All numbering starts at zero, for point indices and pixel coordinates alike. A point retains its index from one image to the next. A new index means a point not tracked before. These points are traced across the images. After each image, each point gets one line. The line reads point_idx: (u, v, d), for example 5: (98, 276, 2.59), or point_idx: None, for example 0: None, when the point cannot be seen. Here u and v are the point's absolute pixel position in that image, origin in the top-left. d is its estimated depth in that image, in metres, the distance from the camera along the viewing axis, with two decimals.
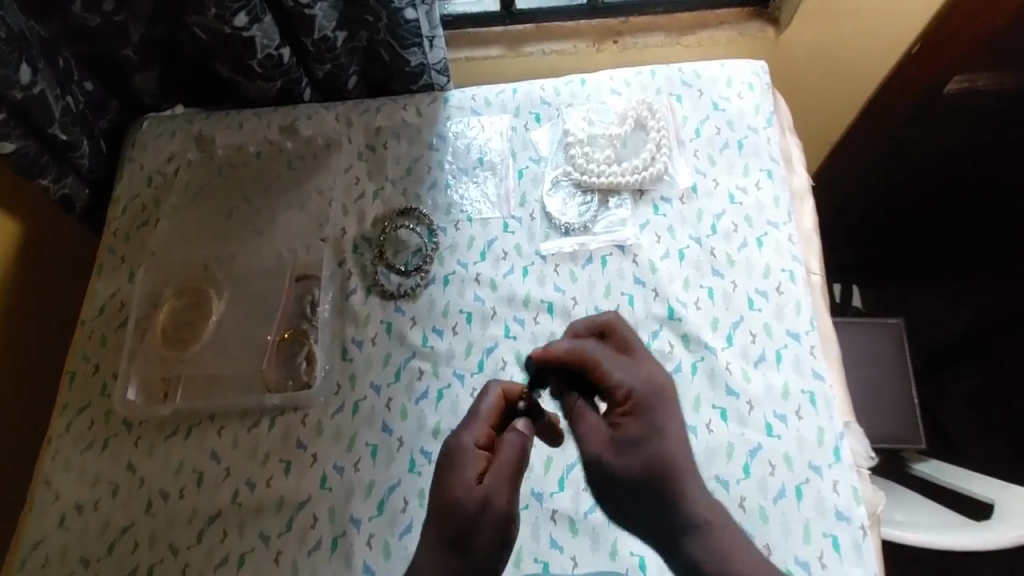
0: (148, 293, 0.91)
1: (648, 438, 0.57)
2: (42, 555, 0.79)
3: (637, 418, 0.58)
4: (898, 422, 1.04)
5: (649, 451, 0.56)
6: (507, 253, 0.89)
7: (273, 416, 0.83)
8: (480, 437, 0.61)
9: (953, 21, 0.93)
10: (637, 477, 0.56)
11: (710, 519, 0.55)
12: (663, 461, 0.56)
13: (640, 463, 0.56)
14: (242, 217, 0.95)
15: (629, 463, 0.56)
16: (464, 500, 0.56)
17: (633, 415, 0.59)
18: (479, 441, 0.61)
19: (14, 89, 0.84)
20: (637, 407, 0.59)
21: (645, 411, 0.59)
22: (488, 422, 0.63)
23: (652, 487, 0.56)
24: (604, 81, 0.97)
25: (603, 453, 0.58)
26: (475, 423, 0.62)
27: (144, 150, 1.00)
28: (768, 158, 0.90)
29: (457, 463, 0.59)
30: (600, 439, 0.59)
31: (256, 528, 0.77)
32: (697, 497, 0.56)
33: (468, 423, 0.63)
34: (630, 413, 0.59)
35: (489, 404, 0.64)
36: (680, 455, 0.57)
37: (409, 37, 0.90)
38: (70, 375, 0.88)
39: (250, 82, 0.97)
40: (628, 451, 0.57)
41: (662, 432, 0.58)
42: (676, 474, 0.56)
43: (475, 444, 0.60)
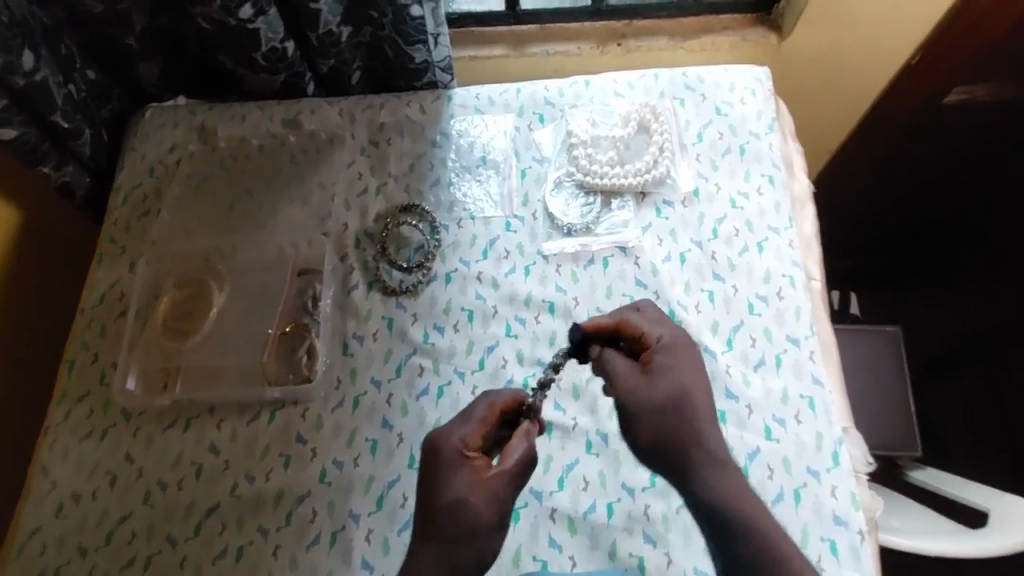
0: (148, 283, 0.91)
1: (676, 376, 0.62)
2: (38, 544, 0.78)
3: (670, 360, 0.63)
4: (893, 429, 1.05)
5: (679, 386, 0.61)
6: (509, 252, 0.89)
7: (272, 410, 0.82)
8: (469, 439, 0.61)
9: (965, 21, 0.93)
10: (659, 414, 0.60)
11: (712, 452, 0.59)
12: (686, 397, 0.61)
13: (669, 398, 0.60)
14: (244, 210, 0.95)
15: (660, 395, 0.61)
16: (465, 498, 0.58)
17: (661, 360, 0.63)
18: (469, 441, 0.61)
19: (16, 75, 0.84)
20: (670, 350, 0.64)
21: (672, 354, 0.64)
22: (482, 423, 0.62)
23: (675, 420, 0.60)
24: (608, 83, 0.98)
25: (637, 386, 0.61)
26: (465, 422, 0.62)
27: (145, 140, 0.99)
28: (770, 164, 0.90)
29: (447, 469, 0.59)
30: (630, 372, 0.62)
31: (255, 522, 0.77)
32: (715, 435, 0.60)
33: (458, 422, 0.62)
34: (658, 355, 0.63)
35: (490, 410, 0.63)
36: (703, 398, 0.62)
37: (414, 34, 0.90)
38: (69, 364, 0.87)
39: (253, 75, 0.96)
40: (657, 384, 0.61)
41: (688, 373, 0.63)
42: (698, 415, 0.60)
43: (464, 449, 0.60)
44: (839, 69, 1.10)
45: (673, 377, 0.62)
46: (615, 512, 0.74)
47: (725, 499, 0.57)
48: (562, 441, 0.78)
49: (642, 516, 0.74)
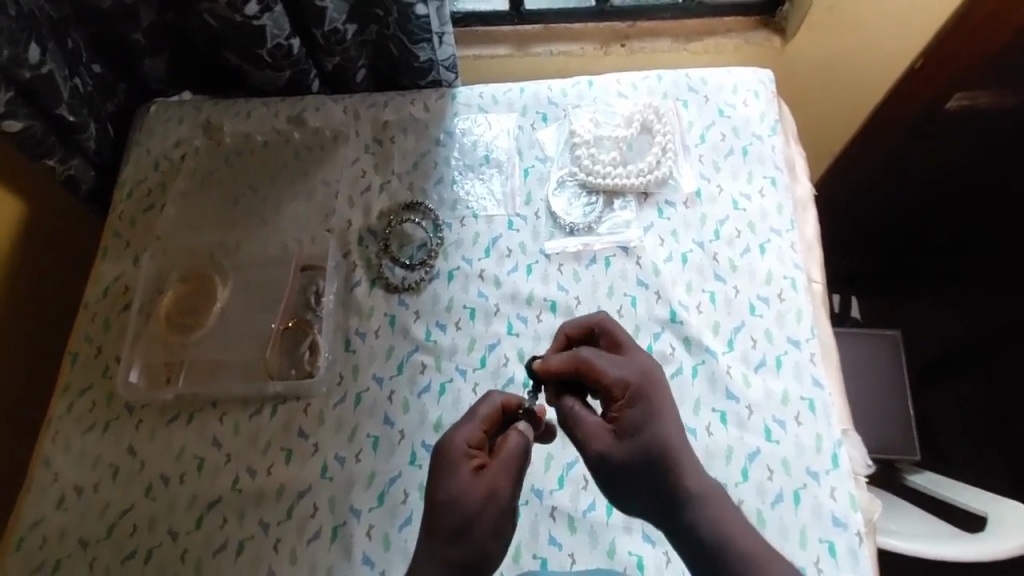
0: (153, 277, 0.91)
1: (648, 424, 0.59)
2: (41, 535, 0.79)
3: (641, 411, 0.60)
4: (892, 432, 1.05)
5: (654, 438, 0.58)
6: (511, 251, 0.89)
7: (275, 404, 0.83)
8: (473, 437, 0.61)
9: (968, 24, 0.94)
10: (637, 467, 0.58)
11: (697, 498, 0.57)
12: (663, 450, 0.58)
13: (645, 454, 0.58)
14: (248, 205, 0.96)
15: (634, 450, 0.58)
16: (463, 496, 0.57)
17: (632, 409, 0.60)
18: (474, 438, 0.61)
19: (23, 68, 0.84)
20: (639, 398, 0.60)
21: (643, 401, 0.60)
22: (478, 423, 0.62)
23: (651, 475, 0.58)
24: (611, 83, 0.98)
25: (610, 445, 0.59)
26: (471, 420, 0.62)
27: (150, 135, 1.00)
28: (773, 166, 0.91)
29: (449, 465, 0.59)
30: (604, 436, 0.60)
31: (256, 516, 0.77)
32: (695, 474, 0.58)
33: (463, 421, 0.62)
34: (629, 407, 0.60)
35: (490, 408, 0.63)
36: (681, 442, 0.59)
37: (419, 33, 0.91)
38: (73, 357, 0.88)
39: (258, 71, 0.97)
40: (631, 438, 0.59)
41: (662, 419, 0.59)
42: (677, 461, 0.58)
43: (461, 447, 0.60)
44: (841, 73, 1.10)
45: (643, 427, 0.59)
46: (614, 511, 0.74)
47: (716, 537, 0.56)
48: (562, 439, 0.78)
49: (641, 515, 0.74)
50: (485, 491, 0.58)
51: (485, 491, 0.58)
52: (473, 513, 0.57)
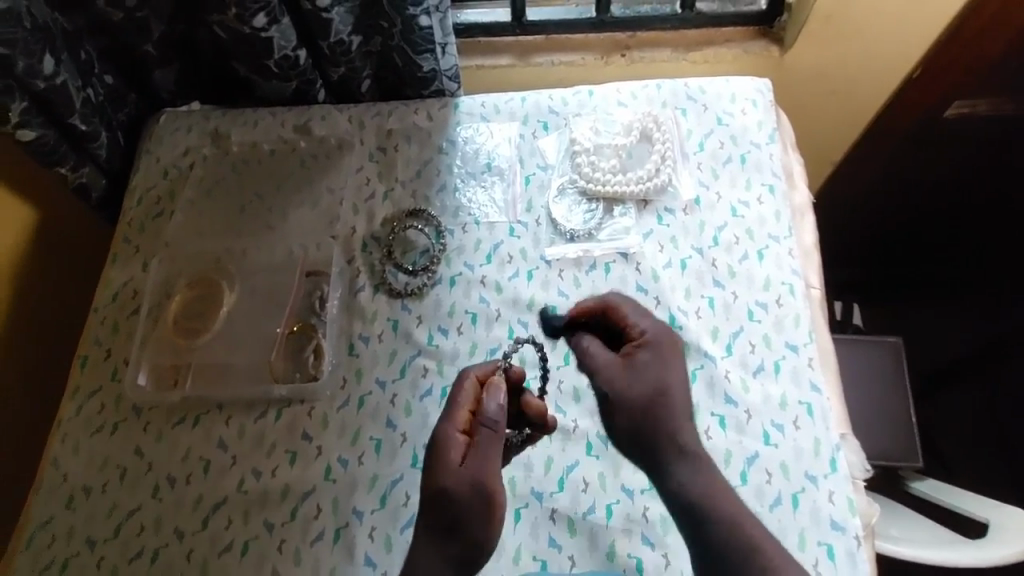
0: (160, 283, 0.93)
1: (657, 374, 0.65)
2: (50, 535, 0.80)
3: (650, 356, 0.66)
4: (892, 439, 1.06)
5: (657, 380, 0.64)
6: (512, 256, 0.91)
7: (279, 407, 0.84)
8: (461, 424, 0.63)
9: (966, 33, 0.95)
10: (637, 403, 0.63)
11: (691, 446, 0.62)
12: (663, 397, 0.63)
13: (644, 392, 0.63)
14: (256, 212, 0.97)
15: (640, 387, 0.64)
16: (455, 483, 0.59)
17: (644, 355, 0.67)
18: (462, 432, 0.62)
19: (37, 79, 0.86)
20: (651, 345, 0.67)
21: (655, 351, 0.67)
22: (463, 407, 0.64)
23: (650, 421, 0.62)
24: (611, 92, 1.00)
25: (617, 377, 0.66)
26: (455, 408, 0.64)
27: (160, 144, 1.02)
28: (771, 173, 0.92)
29: (442, 454, 0.61)
30: (611, 366, 0.67)
31: (260, 517, 0.79)
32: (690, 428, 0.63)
33: (449, 414, 0.64)
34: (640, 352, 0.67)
35: (468, 393, 0.65)
36: (679, 394, 0.64)
37: (422, 43, 0.92)
38: (82, 360, 0.89)
39: (266, 82, 0.99)
40: (637, 377, 0.65)
41: (665, 369, 0.65)
42: (675, 414, 0.63)
43: (454, 433, 0.62)
44: (840, 82, 1.11)
45: (649, 372, 0.65)
46: (614, 513, 0.75)
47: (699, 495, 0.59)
48: (562, 443, 0.79)
49: (641, 518, 0.75)
50: (473, 477, 0.59)
51: (471, 477, 0.60)
52: (463, 505, 0.59)
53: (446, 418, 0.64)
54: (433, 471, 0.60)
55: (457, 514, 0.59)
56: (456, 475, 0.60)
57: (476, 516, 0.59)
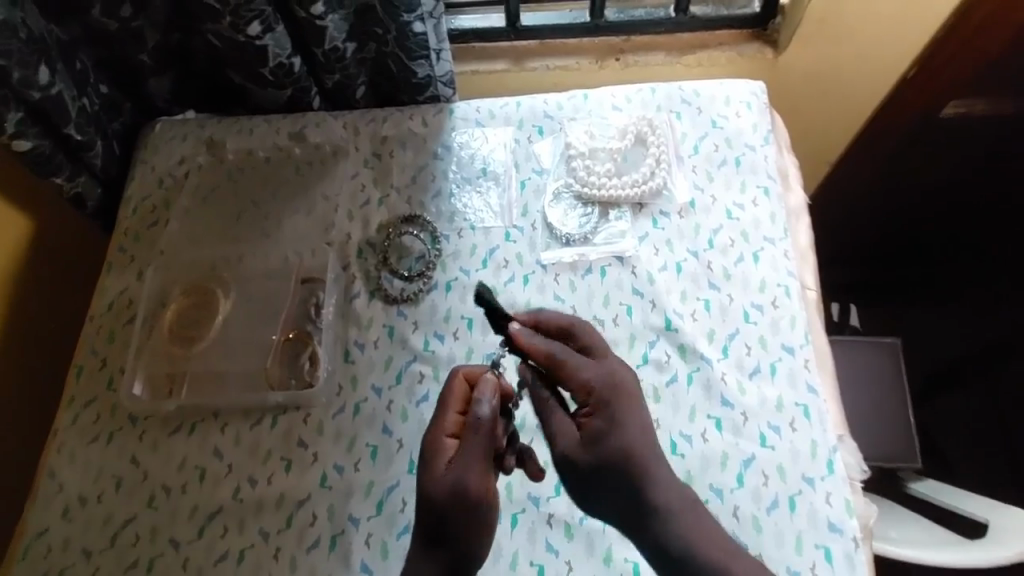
0: (156, 292, 0.93)
1: (621, 435, 0.60)
2: (45, 545, 0.80)
3: (605, 415, 0.62)
4: (891, 440, 1.06)
5: (621, 447, 0.60)
6: (508, 261, 0.91)
7: (275, 415, 0.84)
8: (450, 425, 0.64)
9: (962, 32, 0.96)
10: (603, 472, 0.60)
11: (671, 499, 0.60)
12: (632, 462, 0.60)
13: (608, 463, 0.60)
14: (251, 219, 0.97)
15: (606, 455, 0.60)
16: (437, 488, 0.60)
17: (602, 415, 0.62)
18: (448, 434, 0.63)
19: (32, 89, 0.86)
20: (605, 403, 0.62)
21: (612, 407, 0.62)
22: (453, 407, 0.64)
23: (620, 483, 0.60)
24: (605, 96, 1.00)
25: (575, 448, 0.61)
26: (444, 409, 0.65)
27: (155, 152, 1.02)
28: (765, 176, 0.92)
29: (428, 457, 0.62)
30: (569, 433, 0.62)
31: (256, 525, 0.78)
32: (664, 481, 0.61)
33: (440, 416, 0.65)
34: (599, 408, 0.62)
35: (456, 391, 0.65)
36: (646, 448, 0.61)
37: (417, 50, 0.93)
38: (78, 369, 0.89)
39: (261, 90, 0.99)
40: (599, 441, 0.60)
41: (628, 426, 0.61)
42: (648, 470, 0.60)
43: (443, 434, 0.63)
44: (834, 84, 1.12)
45: (611, 429, 0.61)
46: None
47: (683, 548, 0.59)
48: None
49: None
50: (452, 481, 0.60)
51: (450, 481, 0.60)
52: (445, 510, 0.59)
53: (437, 420, 0.65)
54: (421, 475, 0.62)
55: (440, 519, 0.59)
56: (440, 478, 0.60)
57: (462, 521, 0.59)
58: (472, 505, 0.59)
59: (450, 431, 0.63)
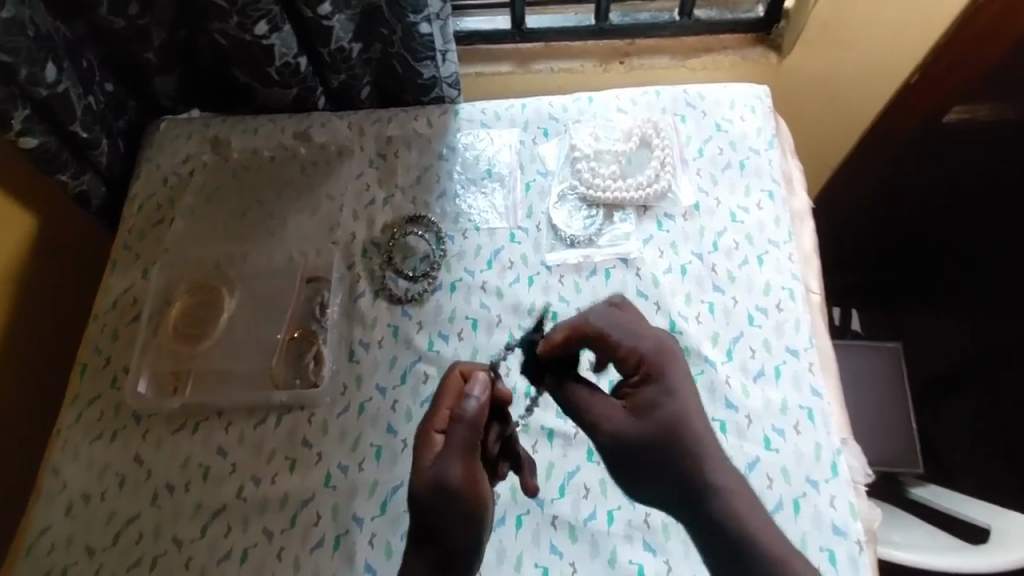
0: (161, 290, 0.93)
1: (671, 408, 0.63)
2: (49, 543, 0.80)
3: (655, 385, 0.64)
4: (893, 444, 1.06)
5: (672, 418, 0.62)
6: (513, 262, 0.91)
7: (279, 414, 0.84)
8: (440, 419, 0.63)
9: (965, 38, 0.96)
10: (653, 444, 0.61)
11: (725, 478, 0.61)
12: (683, 433, 0.62)
13: (659, 433, 0.62)
14: (256, 218, 0.97)
15: (656, 427, 0.62)
16: (419, 483, 0.60)
17: (651, 389, 0.64)
18: (438, 429, 0.62)
19: (39, 86, 0.87)
20: (654, 373, 0.65)
21: (655, 377, 0.65)
22: (444, 402, 0.64)
23: (672, 455, 0.61)
24: (610, 99, 1.00)
25: (623, 422, 0.63)
26: (438, 403, 0.64)
27: (160, 150, 1.02)
28: (770, 179, 0.92)
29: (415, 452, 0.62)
30: (617, 411, 0.64)
31: (260, 524, 0.78)
32: (713, 455, 0.62)
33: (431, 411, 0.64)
34: (647, 385, 0.65)
35: (449, 387, 0.65)
36: (696, 421, 0.63)
37: (422, 50, 0.93)
38: (82, 367, 0.89)
39: (266, 89, 0.99)
40: (647, 413, 0.63)
41: (677, 399, 0.63)
42: (699, 445, 0.62)
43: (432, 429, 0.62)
44: (838, 89, 1.12)
45: (661, 402, 0.63)
46: (615, 519, 0.75)
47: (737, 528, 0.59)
48: (563, 449, 0.79)
49: (642, 524, 0.75)
50: (436, 476, 0.60)
51: (434, 477, 0.60)
52: (429, 505, 0.60)
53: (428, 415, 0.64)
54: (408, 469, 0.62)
55: (426, 513, 0.60)
56: (425, 474, 0.60)
57: (446, 513, 0.59)
58: (454, 499, 0.59)
59: (440, 426, 0.63)
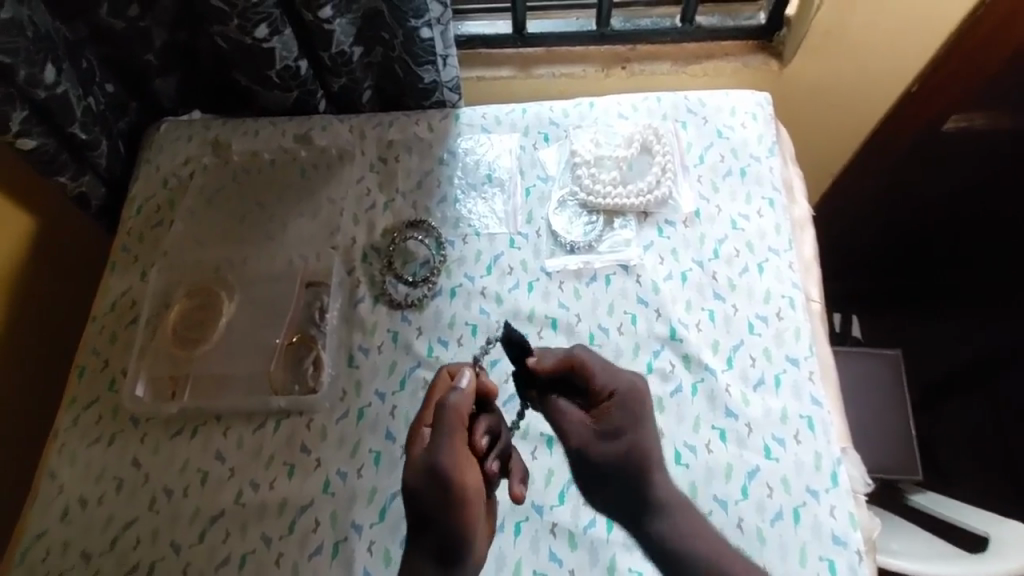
0: (159, 292, 0.93)
1: (630, 435, 0.64)
2: (45, 546, 0.79)
3: (619, 415, 0.65)
4: (892, 453, 1.06)
5: (628, 445, 0.63)
6: (513, 268, 0.90)
7: (278, 419, 0.84)
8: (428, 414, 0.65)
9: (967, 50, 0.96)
10: (610, 469, 0.63)
11: (676, 500, 0.62)
12: (636, 458, 0.63)
13: (616, 458, 0.63)
14: (256, 221, 0.97)
15: (611, 452, 0.63)
16: (414, 475, 0.60)
17: (616, 416, 0.65)
18: (427, 422, 0.64)
19: (39, 88, 0.86)
20: (620, 404, 0.66)
21: (628, 411, 0.66)
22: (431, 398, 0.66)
23: (624, 483, 0.62)
24: (611, 105, 1.00)
25: (587, 446, 0.64)
26: (428, 400, 0.66)
27: (160, 153, 1.02)
28: (770, 187, 0.92)
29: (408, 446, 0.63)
30: (584, 434, 0.65)
31: (258, 530, 0.78)
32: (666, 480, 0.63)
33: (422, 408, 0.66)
34: (612, 411, 0.66)
35: (435, 386, 0.67)
36: (653, 449, 0.64)
37: (423, 55, 0.92)
38: (80, 370, 0.89)
39: (267, 92, 0.99)
40: (609, 440, 0.64)
41: (639, 427, 0.64)
42: (650, 469, 0.62)
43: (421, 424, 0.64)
44: (839, 96, 1.12)
45: (622, 430, 0.64)
46: (615, 527, 0.75)
47: (680, 549, 0.59)
48: (563, 456, 0.79)
49: None
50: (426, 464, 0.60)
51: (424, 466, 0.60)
52: (421, 495, 0.59)
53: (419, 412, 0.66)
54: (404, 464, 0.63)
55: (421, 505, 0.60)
56: (416, 466, 0.61)
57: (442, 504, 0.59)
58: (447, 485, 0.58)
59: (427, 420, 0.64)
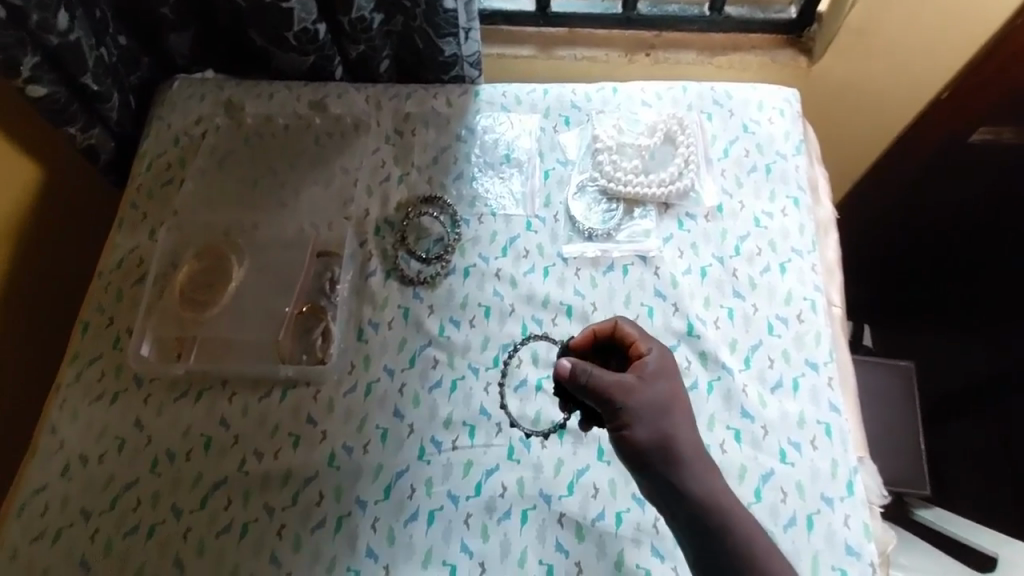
0: (169, 251, 0.90)
1: (667, 386, 0.63)
2: (43, 502, 0.77)
3: (656, 367, 0.65)
4: (898, 462, 1.05)
5: (667, 394, 0.62)
6: (528, 252, 0.89)
7: (285, 388, 0.82)
8: None
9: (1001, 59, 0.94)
10: (647, 409, 0.61)
11: (703, 460, 0.60)
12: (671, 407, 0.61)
13: (655, 400, 0.61)
14: (268, 187, 0.95)
15: (653, 397, 0.61)
16: None
17: (652, 365, 0.65)
18: None
19: (50, 34, 0.83)
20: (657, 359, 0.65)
21: (661, 365, 0.65)
22: None
23: (658, 423, 0.60)
24: (636, 92, 0.98)
25: (632, 388, 0.61)
26: None
27: (172, 110, 0.99)
28: (795, 186, 0.91)
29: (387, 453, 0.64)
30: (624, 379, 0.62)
31: (260, 501, 0.76)
32: (694, 437, 0.61)
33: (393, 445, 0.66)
34: (648, 365, 0.65)
35: None
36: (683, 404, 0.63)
37: (446, 26, 0.90)
38: (83, 325, 0.86)
39: (283, 54, 0.96)
40: (651, 384, 0.63)
41: (671, 381, 0.64)
42: (682, 418, 0.62)
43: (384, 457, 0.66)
44: (866, 97, 1.10)
45: (661, 380, 0.64)
46: (623, 521, 0.74)
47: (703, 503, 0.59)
48: (573, 446, 0.77)
49: (651, 527, 0.73)
50: None
51: None
52: None
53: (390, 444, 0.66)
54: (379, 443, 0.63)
55: None
56: None
57: None
58: None
59: None
